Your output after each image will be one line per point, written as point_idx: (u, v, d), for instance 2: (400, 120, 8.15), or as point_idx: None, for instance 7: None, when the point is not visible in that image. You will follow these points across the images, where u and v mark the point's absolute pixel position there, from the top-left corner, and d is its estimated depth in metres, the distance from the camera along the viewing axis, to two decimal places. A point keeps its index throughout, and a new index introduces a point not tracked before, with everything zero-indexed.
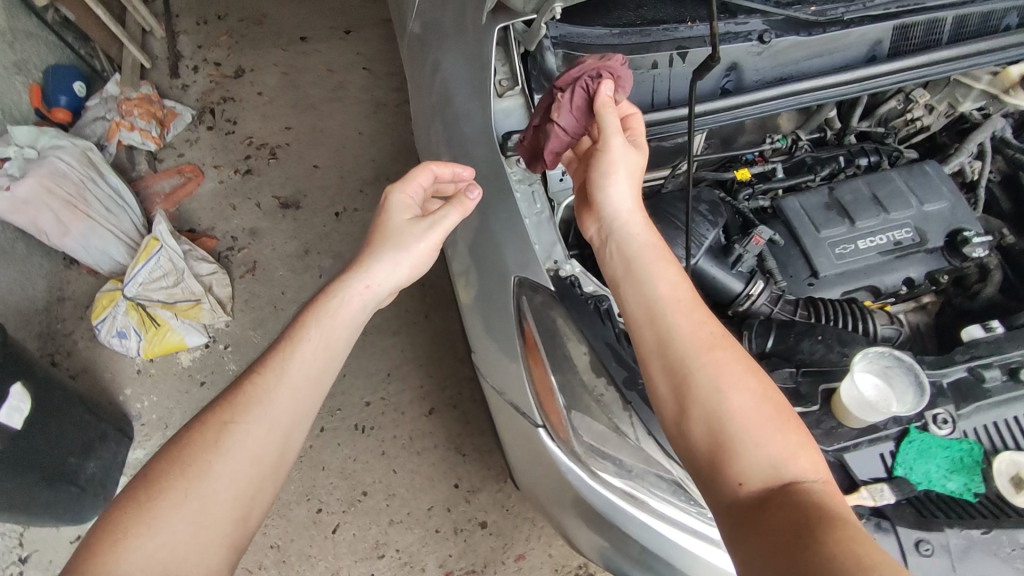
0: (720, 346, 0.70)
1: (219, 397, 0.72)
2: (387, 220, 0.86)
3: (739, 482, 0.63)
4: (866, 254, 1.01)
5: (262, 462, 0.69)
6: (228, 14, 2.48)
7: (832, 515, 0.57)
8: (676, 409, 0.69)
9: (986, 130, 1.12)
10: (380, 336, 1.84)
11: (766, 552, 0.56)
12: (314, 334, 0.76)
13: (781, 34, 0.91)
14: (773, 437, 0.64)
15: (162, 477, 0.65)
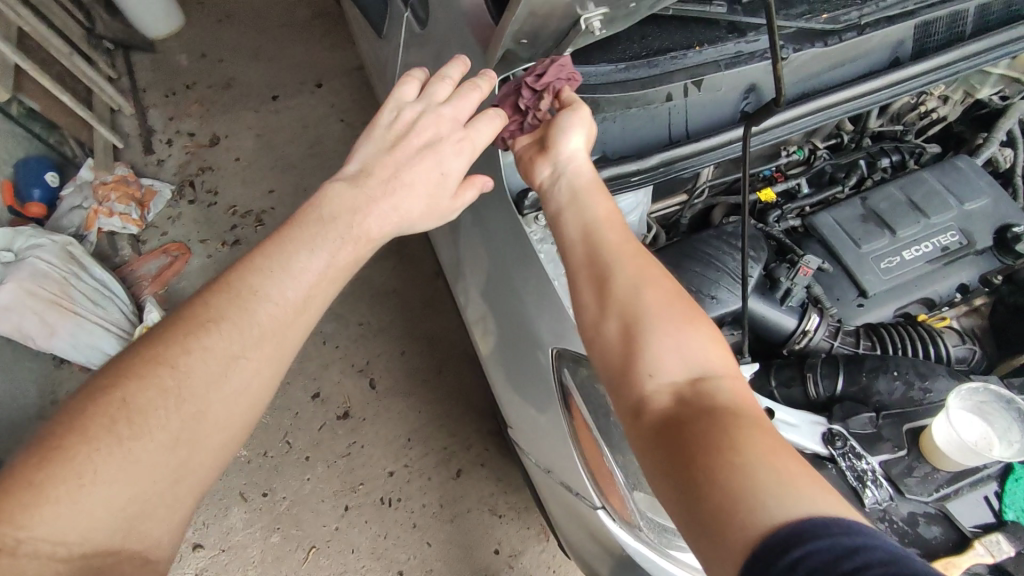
0: (641, 254, 0.67)
1: (219, 309, 0.56)
2: (439, 184, 0.69)
3: (650, 375, 0.59)
4: (915, 265, 0.93)
5: (260, 402, 0.59)
6: (196, 82, 2.42)
7: (744, 415, 0.54)
8: (595, 309, 0.65)
9: (1012, 117, 1.07)
10: (393, 398, 1.75)
11: (673, 451, 0.53)
12: (339, 252, 0.62)
13: (797, 48, 0.84)
14: (691, 336, 0.61)
15: (142, 409, 0.51)
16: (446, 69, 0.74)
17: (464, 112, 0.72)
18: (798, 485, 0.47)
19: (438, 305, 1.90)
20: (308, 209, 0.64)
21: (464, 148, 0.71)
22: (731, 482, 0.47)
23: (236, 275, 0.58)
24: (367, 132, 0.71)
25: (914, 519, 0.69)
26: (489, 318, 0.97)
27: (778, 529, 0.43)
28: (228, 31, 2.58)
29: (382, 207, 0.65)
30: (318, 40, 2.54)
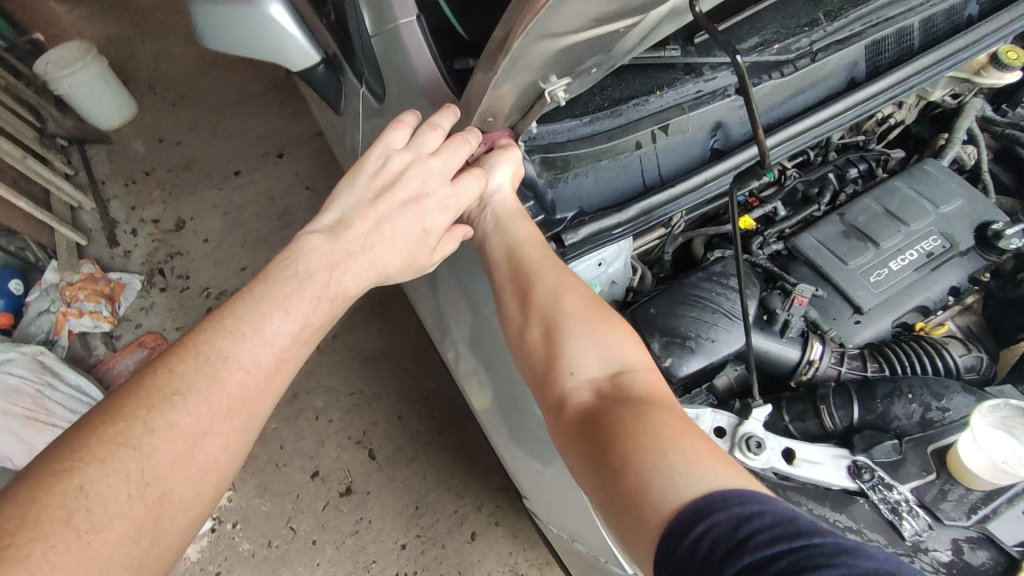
0: (560, 269, 0.74)
1: (185, 378, 0.53)
2: (420, 241, 0.70)
3: (571, 377, 0.66)
4: (903, 275, 0.92)
5: (227, 476, 0.56)
6: (155, 167, 2.38)
7: (653, 403, 0.61)
8: (520, 319, 0.73)
9: (969, 115, 1.09)
10: (397, 466, 1.69)
11: (591, 439, 0.60)
12: (313, 312, 0.60)
13: (757, 82, 0.85)
14: (610, 334, 0.68)
15: (101, 496, 0.47)
16: (436, 117, 0.73)
17: (452, 167, 0.72)
18: (701, 458, 0.53)
19: (430, 363, 1.86)
20: (280, 262, 0.61)
21: (448, 208, 0.72)
22: (640, 459, 0.54)
23: (202, 339, 0.55)
24: (348, 176, 0.69)
25: (957, 546, 0.67)
26: (483, 372, 0.96)
27: (688, 502, 0.48)
28: (182, 112, 2.55)
29: (366, 263, 0.65)
30: (274, 111, 2.53)
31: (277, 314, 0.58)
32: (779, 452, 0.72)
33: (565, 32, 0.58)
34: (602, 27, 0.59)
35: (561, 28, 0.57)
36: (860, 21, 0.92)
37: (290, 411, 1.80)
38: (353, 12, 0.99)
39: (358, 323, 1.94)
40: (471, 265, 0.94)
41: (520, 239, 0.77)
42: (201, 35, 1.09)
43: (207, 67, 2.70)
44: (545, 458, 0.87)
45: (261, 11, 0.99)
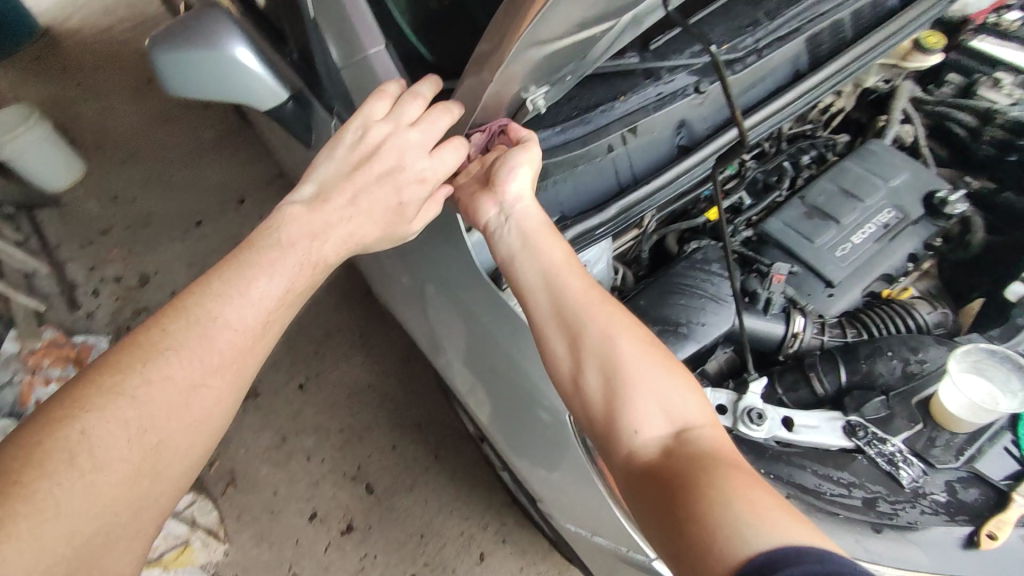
0: (607, 304, 0.69)
1: (178, 336, 0.60)
2: (396, 213, 0.74)
3: (634, 430, 0.62)
4: (866, 247, 0.99)
5: (219, 428, 0.63)
6: (111, 225, 2.32)
7: (727, 460, 0.57)
8: (571, 363, 0.68)
9: (902, 97, 1.19)
10: (396, 496, 1.68)
11: (659, 502, 0.56)
12: (295, 278, 0.67)
13: (711, 80, 0.94)
14: (669, 380, 0.64)
15: (101, 442, 0.54)
16: (419, 88, 0.75)
17: (432, 136, 0.74)
18: (771, 513, 0.50)
19: (418, 389, 1.86)
20: (264, 231, 0.67)
21: (425, 181, 0.74)
22: (711, 518, 0.51)
23: (193, 301, 0.62)
24: (330, 147, 0.74)
25: (952, 487, 0.71)
26: (480, 387, 0.98)
27: (755, 556, 0.46)
28: (135, 168, 2.50)
29: (340, 234, 0.70)
30: (229, 157, 2.50)
31: (259, 275, 0.64)
32: (778, 420, 0.76)
33: (548, 38, 0.67)
34: (583, 32, 0.69)
35: (547, 36, 0.67)
36: (796, 18, 0.99)
37: (280, 455, 1.76)
38: (318, 47, 1.01)
39: (340, 359, 1.92)
40: (461, 280, 0.94)
41: (560, 269, 0.71)
42: (167, 84, 1.11)
43: (154, 120, 2.65)
44: (556, 457, 0.88)
45: (226, 55, 1.02)
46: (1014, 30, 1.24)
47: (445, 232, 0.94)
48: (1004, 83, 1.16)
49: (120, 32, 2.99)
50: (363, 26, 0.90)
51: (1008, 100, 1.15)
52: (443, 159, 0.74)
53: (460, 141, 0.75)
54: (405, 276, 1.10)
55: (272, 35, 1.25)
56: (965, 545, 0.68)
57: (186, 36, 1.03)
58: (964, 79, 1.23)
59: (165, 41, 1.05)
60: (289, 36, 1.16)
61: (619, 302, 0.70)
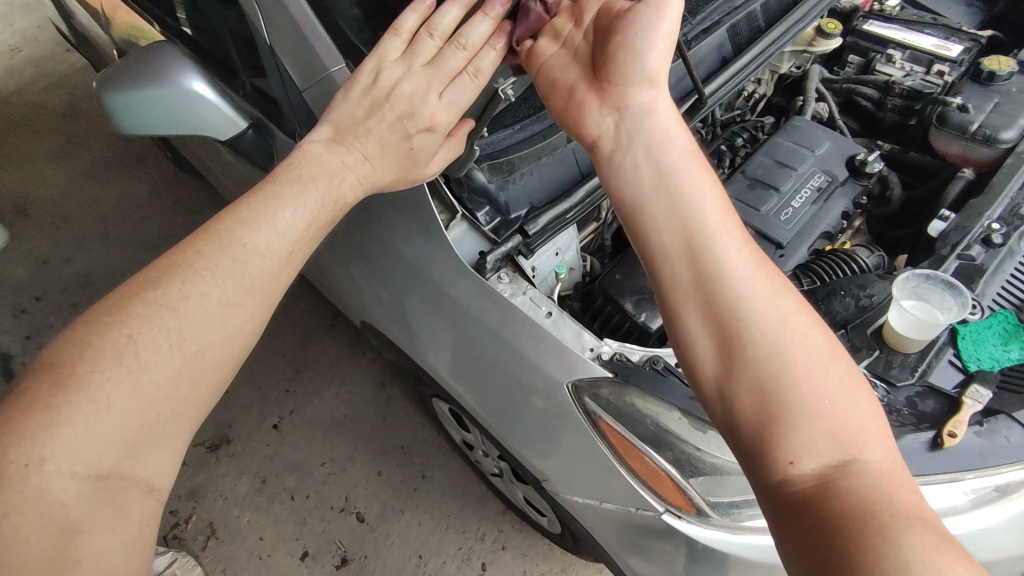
0: (771, 309, 0.62)
1: (212, 258, 0.69)
2: (408, 158, 0.82)
3: (790, 458, 0.56)
4: (805, 210, 1.10)
5: (246, 345, 0.71)
6: (46, 291, 2.12)
7: (904, 512, 0.51)
8: (722, 361, 0.62)
9: (813, 77, 1.32)
10: (388, 522, 1.61)
11: (809, 537, 0.52)
12: (314, 211, 0.76)
13: None
14: (845, 404, 0.57)
15: (148, 344, 0.63)
16: (438, 23, 0.80)
17: (443, 76, 0.80)
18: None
19: (396, 412, 1.81)
20: (286, 168, 0.77)
21: (435, 126, 0.81)
22: (874, 572, 0.47)
23: (226, 228, 0.71)
24: (347, 88, 0.81)
25: (911, 400, 0.80)
26: (473, 379, 1.00)
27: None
28: (66, 229, 2.31)
29: (358, 174, 0.80)
30: (170, 207, 2.36)
31: (279, 202, 0.74)
32: None
33: None
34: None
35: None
36: (716, 14, 1.12)
37: (262, 499, 1.66)
38: (276, 73, 1.04)
39: (312, 393, 1.86)
40: (446, 275, 0.98)
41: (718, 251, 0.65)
42: (117, 122, 1.11)
43: (83, 178, 2.49)
44: (556, 430, 0.92)
45: (180, 90, 1.03)
46: (896, 14, 1.41)
47: (423, 231, 0.98)
48: (897, 57, 1.32)
49: (34, 93, 2.86)
50: (323, 49, 0.95)
51: (901, 73, 1.32)
52: (452, 99, 0.80)
53: (473, 69, 0.80)
54: (381, 286, 1.12)
55: (221, 71, 1.29)
56: (931, 447, 0.76)
57: (136, 75, 1.03)
58: (862, 59, 1.38)
59: (113, 81, 1.05)
60: (240, 69, 1.20)
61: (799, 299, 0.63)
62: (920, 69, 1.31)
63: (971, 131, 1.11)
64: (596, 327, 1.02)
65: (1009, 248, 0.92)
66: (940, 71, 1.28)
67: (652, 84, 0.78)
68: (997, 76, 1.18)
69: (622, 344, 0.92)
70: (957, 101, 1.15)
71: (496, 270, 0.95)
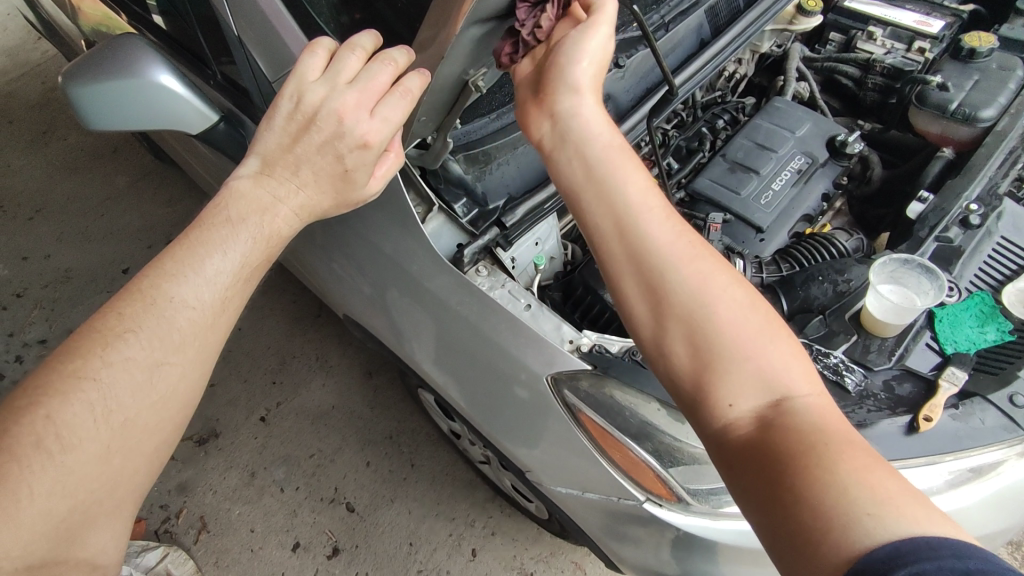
0: (694, 256, 0.62)
1: (134, 319, 0.60)
2: (343, 180, 0.72)
3: (728, 403, 0.56)
4: (785, 192, 1.09)
5: (187, 403, 0.64)
6: (27, 286, 2.07)
7: (838, 436, 0.51)
8: (653, 325, 0.62)
9: (794, 57, 1.31)
10: (378, 511, 1.61)
11: (758, 478, 0.51)
12: (248, 253, 0.67)
13: (628, 55, 1.04)
14: (765, 346, 0.57)
15: (68, 424, 0.55)
16: (357, 39, 0.71)
17: (373, 92, 0.69)
18: (895, 500, 0.45)
19: (384, 402, 1.81)
20: (212, 210, 0.67)
21: (369, 145, 0.69)
22: (817, 499, 0.46)
23: (147, 283, 0.62)
24: (267, 116, 0.69)
25: (889, 384, 0.81)
26: (454, 374, 1.00)
27: (879, 546, 0.42)
28: (44, 224, 2.26)
29: (292, 206, 0.69)
30: (150, 199, 2.31)
31: (208, 244, 0.65)
32: None
33: (489, 14, 0.67)
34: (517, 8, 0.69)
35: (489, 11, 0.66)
36: None
37: (251, 491, 1.65)
38: (245, 63, 1.01)
39: (299, 384, 1.85)
40: (423, 270, 0.97)
41: (642, 220, 0.64)
42: (85, 118, 1.07)
43: (59, 172, 2.43)
44: (539, 422, 0.92)
45: (150, 80, 1.00)
46: None
47: (398, 225, 0.96)
48: (877, 34, 1.30)
49: (4, 85, 2.78)
50: (290, 37, 0.92)
51: (882, 50, 1.29)
52: (387, 116, 0.69)
53: (403, 89, 0.70)
54: (359, 278, 1.10)
55: (193, 62, 1.26)
56: (907, 431, 0.76)
57: (101, 67, 1.00)
58: (844, 37, 1.37)
59: (77, 73, 1.01)
60: (211, 59, 1.17)
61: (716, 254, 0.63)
62: (901, 46, 1.29)
63: (950, 111, 1.10)
64: (577, 318, 1.02)
65: (987, 229, 0.92)
66: (921, 48, 1.25)
67: (578, 92, 0.73)
68: (978, 53, 1.16)
69: (600, 336, 0.92)
70: (937, 80, 1.13)
71: (474, 263, 0.94)
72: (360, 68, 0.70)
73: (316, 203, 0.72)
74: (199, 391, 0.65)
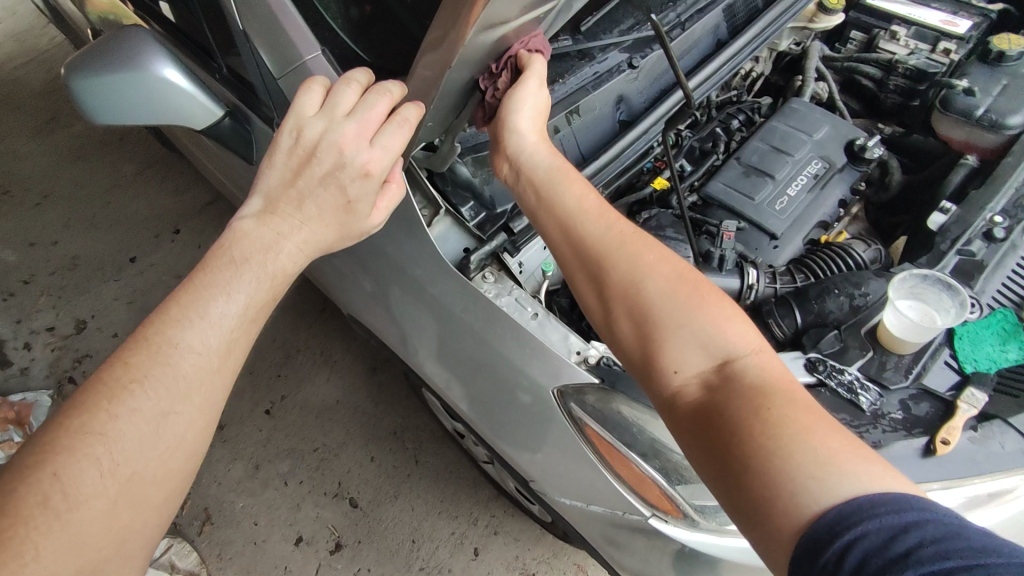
0: (632, 242, 0.64)
1: (140, 368, 0.57)
2: (346, 212, 0.70)
3: (673, 369, 0.58)
4: (800, 198, 1.06)
5: (197, 451, 0.60)
6: (35, 274, 2.07)
7: (773, 393, 0.52)
8: (602, 313, 0.64)
9: (813, 56, 1.27)
10: (381, 507, 1.60)
11: (705, 439, 0.53)
12: (254, 293, 0.64)
13: (643, 54, 1.01)
14: (699, 312, 0.59)
15: (74, 481, 0.51)
16: (352, 74, 0.71)
17: (371, 122, 0.68)
18: (838, 457, 0.47)
19: (388, 397, 1.80)
20: (216, 252, 0.64)
21: (371, 173, 0.69)
22: (758, 462, 0.48)
23: (153, 331, 0.59)
24: (268, 156, 0.69)
25: (905, 404, 0.78)
26: (456, 377, 0.98)
27: (824, 513, 0.44)
28: (52, 210, 2.25)
29: (296, 241, 0.67)
30: (157, 188, 2.30)
31: (211, 289, 0.62)
32: None
33: (499, 23, 0.63)
34: (528, 15, 0.66)
35: (502, 17, 0.63)
36: None
37: (256, 484, 1.65)
38: (250, 57, 0.99)
39: (303, 377, 1.85)
40: (429, 276, 0.95)
41: (582, 219, 0.67)
42: (89, 111, 1.05)
43: (67, 158, 2.42)
44: (542, 429, 0.90)
45: (154, 78, 0.98)
46: None
47: (404, 229, 0.94)
48: (900, 34, 1.26)
49: (14, 70, 2.77)
50: (297, 35, 0.89)
51: (905, 51, 1.26)
52: (386, 143, 0.68)
53: (399, 118, 0.69)
54: (364, 278, 1.09)
55: (198, 55, 1.23)
56: (924, 454, 0.74)
57: (105, 60, 0.97)
58: (866, 35, 1.33)
59: (81, 66, 0.99)
60: (216, 53, 1.15)
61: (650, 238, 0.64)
62: (926, 47, 1.25)
63: (976, 117, 1.06)
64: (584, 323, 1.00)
65: (1011, 243, 0.89)
66: (947, 49, 1.21)
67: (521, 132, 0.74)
68: (1006, 57, 1.12)
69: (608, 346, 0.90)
70: (963, 84, 1.09)
71: (480, 269, 0.92)
72: (356, 100, 0.70)
73: (322, 236, 0.69)
74: (208, 439, 0.61)
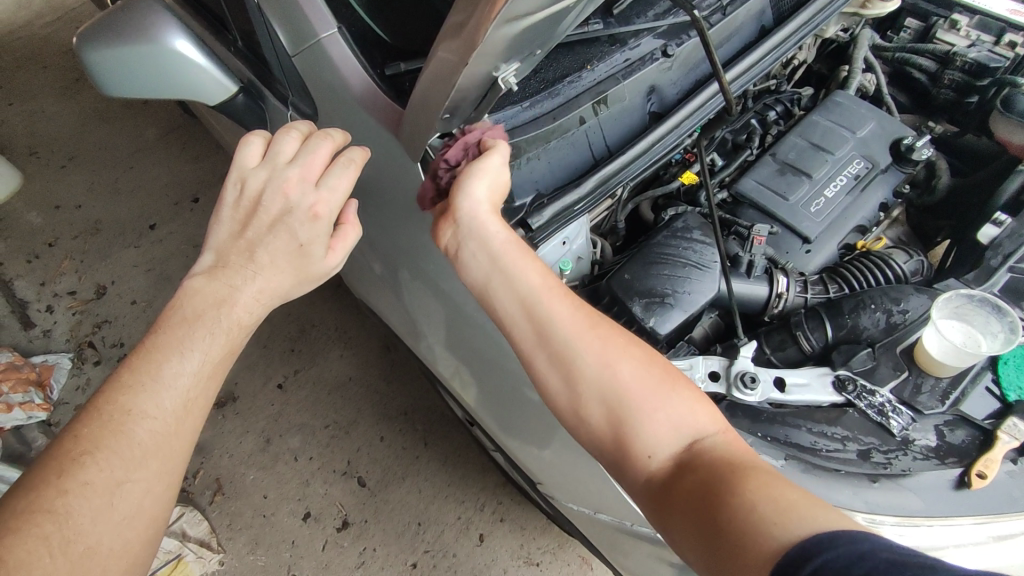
0: (594, 322, 0.64)
1: (92, 439, 0.56)
2: (299, 257, 0.67)
3: (648, 454, 0.59)
4: (839, 200, 1.00)
5: (155, 518, 0.59)
6: (57, 237, 2.07)
7: (746, 466, 0.55)
8: (568, 397, 0.63)
9: (863, 45, 1.19)
10: (389, 488, 1.60)
11: (685, 521, 0.54)
12: (211, 349, 0.63)
13: (679, 43, 0.95)
14: (665, 397, 0.61)
15: (21, 562, 0.50)
16: (293, 124, 0.71)
17: (313, 165, 0.68)
18: (796, 504, 0.49)
19: (400, 378, 1.78)
20: (168, 313, 0.64)
21: (319, 216, 0.67)
22: (731, 525, 0.50)
23: (105, 401, 0.59)
24: (216, 211, 0.69)
25: (940, 431, 0.73)
26: (465, 371, 0.96)
27: (790, 547, 0.46)
28: (75, 173, 2.25)
29: (248, 294, 0.65)
30: (178, 154, 2.29)
31: (165, 351, 0.61)
32: (771, 382, 0.78)
33: (526, 13, 0.59)
34: (554, 6, 0.61)
35: (528, 7, 0.59)
36: None
37: (267, 458, 1.64)
38: (265, 32, 0.94)
39: (315, 353, 1.84)
40: (441, 271, 0.91)
41: (543, 302, 0.64)
42: (103, 83, 1.02)
43: (91, 120, 2.41)
44: (549, 433, 0.87)
45: (167, 51, 0.94)
46: None
47: (419, 219, 0.90)
48: (961, 24, 1.19)
49: (41, 28, 2.76)
50: (313, 11, 0.85)
51: (965, 42, 1.18)
52: (332, 184, 0.67)
53: (345, 160, 0.69)
54: (378, 265, 1.05)
55: (213, 24, 1.19)
56: (956, 486, 0.70)
57: (118, 31, 0.94)
58: (922, 24, 1.24)
59: (95, 36, 0.96)
60: (231, 23, 1.10)
61: (612, 320, 0.64)
62: (988, 39, 1.16)
63: None
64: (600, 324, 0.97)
65: None
66: (1011, 43, 1.12)
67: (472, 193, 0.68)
68: None
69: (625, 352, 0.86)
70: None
71: None
72: (299, 147, 0.70)
73: (283, 283, 0.67)
74: (167, 505, 0.60)
